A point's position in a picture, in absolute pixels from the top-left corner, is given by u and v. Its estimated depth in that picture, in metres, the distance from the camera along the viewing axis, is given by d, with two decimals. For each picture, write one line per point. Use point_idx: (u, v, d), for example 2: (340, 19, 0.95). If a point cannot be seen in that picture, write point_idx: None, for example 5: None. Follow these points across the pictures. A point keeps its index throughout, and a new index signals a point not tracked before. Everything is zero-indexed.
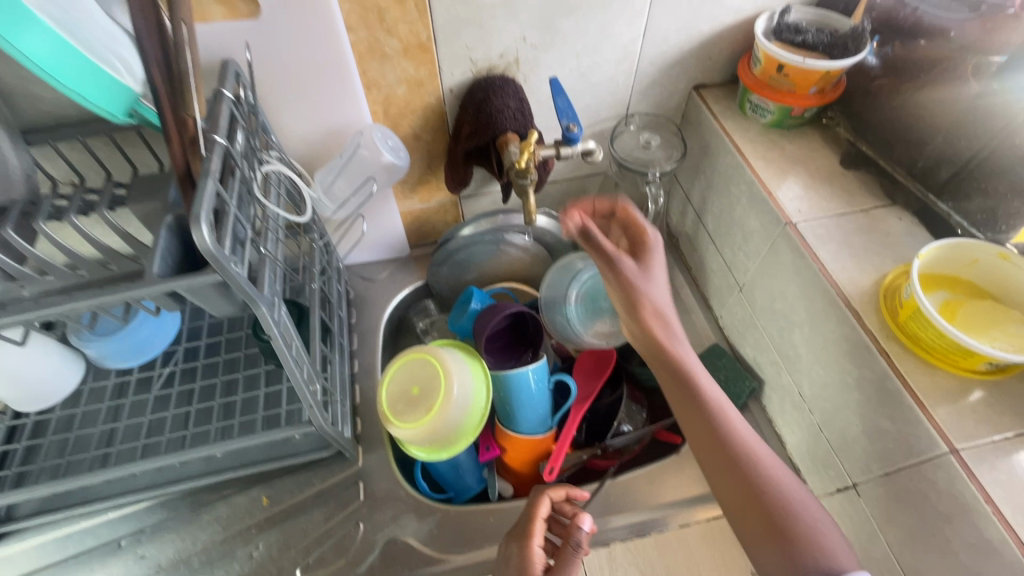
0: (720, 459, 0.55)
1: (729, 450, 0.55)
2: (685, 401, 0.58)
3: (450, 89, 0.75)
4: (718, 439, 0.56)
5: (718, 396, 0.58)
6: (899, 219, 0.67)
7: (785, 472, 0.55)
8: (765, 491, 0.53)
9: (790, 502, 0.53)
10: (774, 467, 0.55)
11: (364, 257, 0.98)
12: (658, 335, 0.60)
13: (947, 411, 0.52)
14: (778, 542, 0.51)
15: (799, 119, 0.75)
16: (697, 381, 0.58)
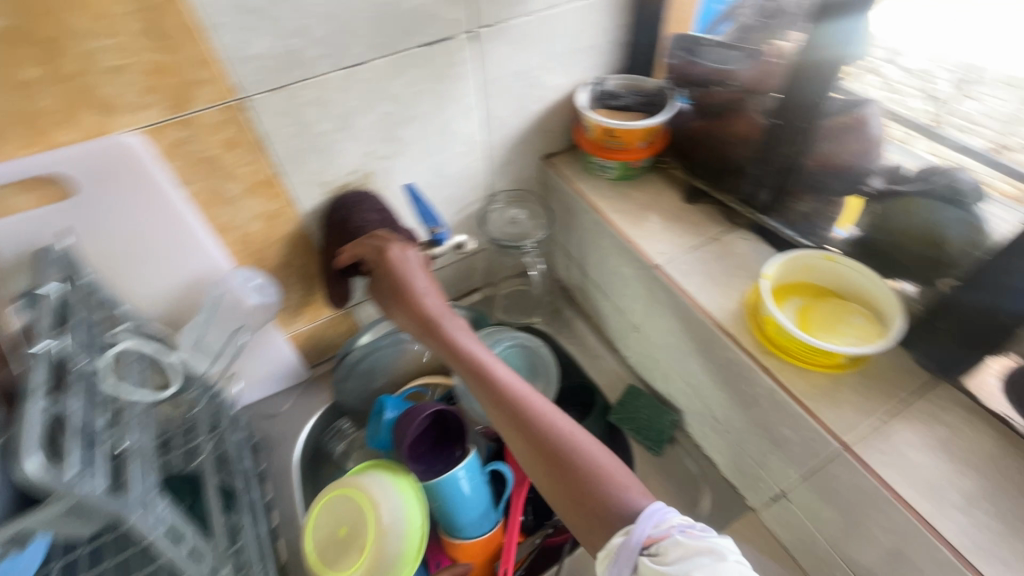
0: (546, 465, 0.58)
1: (561, 463, 0.57)
2: (511, 425, 0.61)
3: (308, 213, 0.74)
4: (544, 446, 0.58)
5: (542, 409, 0.61)
6: (744, 239, 0.74)
7: (617, 466, 0.55)
8: (590, 485, 0.54)
9: (618, 489, 0.53)
10: (602, 458, 0.56)
11: (261, 393, 0.90)
12: (490, 375, 0.65)
13: (829, 410, 0.57)
14: (576, 493, 0.55)
15: (639, 168, 0.82)
16: (524, 405, 0.62)
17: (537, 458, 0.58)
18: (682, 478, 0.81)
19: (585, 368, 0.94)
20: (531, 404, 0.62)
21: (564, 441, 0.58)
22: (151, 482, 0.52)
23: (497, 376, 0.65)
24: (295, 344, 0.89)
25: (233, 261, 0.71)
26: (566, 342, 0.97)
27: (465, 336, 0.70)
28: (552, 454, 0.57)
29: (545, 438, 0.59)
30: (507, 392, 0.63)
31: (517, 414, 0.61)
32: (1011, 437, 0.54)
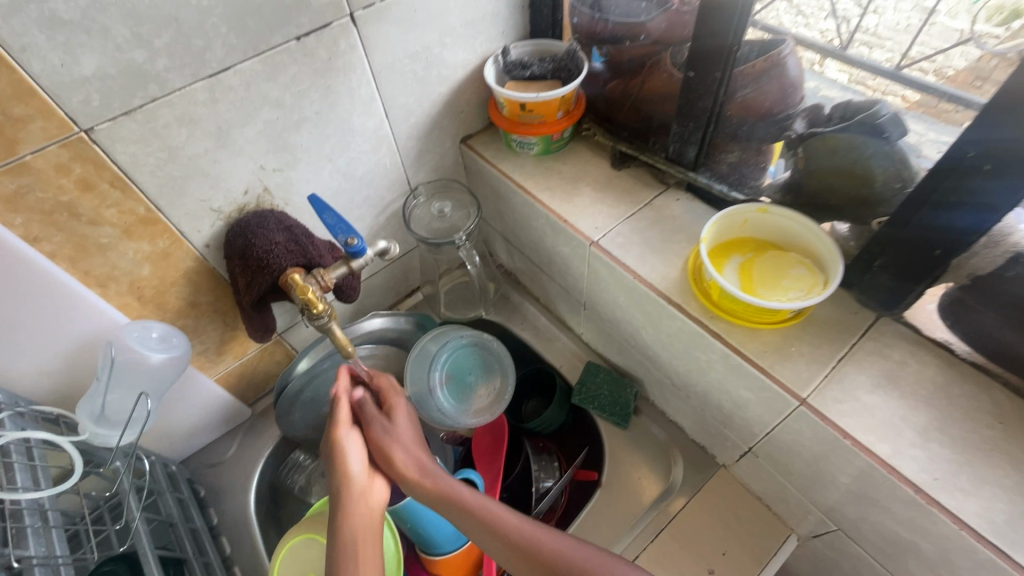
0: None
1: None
2: (504, 551, 0.53)
3: (205, 244, 0.65)
4: (540, 561, 0.51)
5: (518, 520, 0.54)
6: (678, 199, 0.71)
7: (614, 564, 0.51)
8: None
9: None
10: (597, 565, 0.50)
11: (197, 444, 0.82)
12: (449, 492, 0.57)
13: (783, 366, 0.56)
14: None
15: (561, 140, 0.77)
16: (498, 525, 0.54)
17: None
18: (652, 447, 0.80)
19: (542, 352, 0.91)
20: (510, 520, 0.54)
21: (552, 553, 0.51)
22: None
23: (459, 492, 0.57)
24: (226, 384, 0.81)
25: (126, 315, 0.63)
26: (518, 329, 0.94)
27: (406, 448, 0.60)
28: (551, 566, 0.51)
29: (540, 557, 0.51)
30: (481, 511, 0.55)
31: (501, 531, 0.53)
32: (955, 361, 0.55)
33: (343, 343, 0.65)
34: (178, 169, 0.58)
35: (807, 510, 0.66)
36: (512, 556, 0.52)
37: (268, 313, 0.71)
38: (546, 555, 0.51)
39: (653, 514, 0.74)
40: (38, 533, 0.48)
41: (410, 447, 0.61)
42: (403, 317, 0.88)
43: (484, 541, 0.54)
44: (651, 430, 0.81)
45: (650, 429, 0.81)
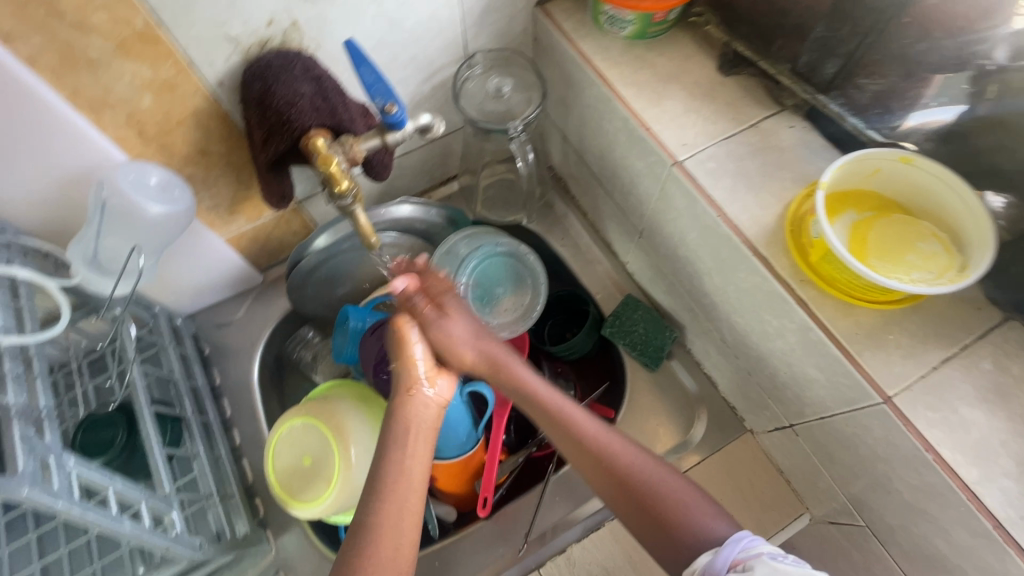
0: (621, 495, 0.52)
1: (633, 492, 0.51)
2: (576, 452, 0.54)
3: (219, 82, 0.54)
4: (617, 477, 0.52)
5: (595, 427, 0.54)
6: (791, 126, 0.57)
7: (684, 488, 0.51)
8: (673, 513, 0.49)
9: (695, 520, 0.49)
10: (672, 485, 0.51)
11: (204, 302, 0.78)
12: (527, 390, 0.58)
13: (874, 355, 0.47)
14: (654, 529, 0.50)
15: (664, 24, 0.61)
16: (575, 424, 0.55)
17: (605, 486, 0.53)
18: (678, 397, 0.75)
19: (579, 274, 0.83)
20: (588, 426, 0.54)
21: (626, 463, 0.52)
22: (46, 445, 0.42)
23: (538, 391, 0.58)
24: (237, 246, 0.75)
25: (124, 151, 0.54)
26: (557, 244, 0.84)
27: (492, 342, 0.61)
28: (621, 478, 0.52)
29: (608, 468, 0.52)
30: (560, 416, 0.56)
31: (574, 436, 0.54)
32: None
33: (368, 233, 0.60)
34: None
35: (833, 498, 0.61)
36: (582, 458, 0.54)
37: (285, 178, 0.62)
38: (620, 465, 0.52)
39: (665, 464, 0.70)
40: (19, 381, 0.45)
41: (488, 343, 0.60)
42: (434, 208, 0.78)
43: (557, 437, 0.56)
44: (680, 379, 0.75)
45: (679, 378, 0.75)
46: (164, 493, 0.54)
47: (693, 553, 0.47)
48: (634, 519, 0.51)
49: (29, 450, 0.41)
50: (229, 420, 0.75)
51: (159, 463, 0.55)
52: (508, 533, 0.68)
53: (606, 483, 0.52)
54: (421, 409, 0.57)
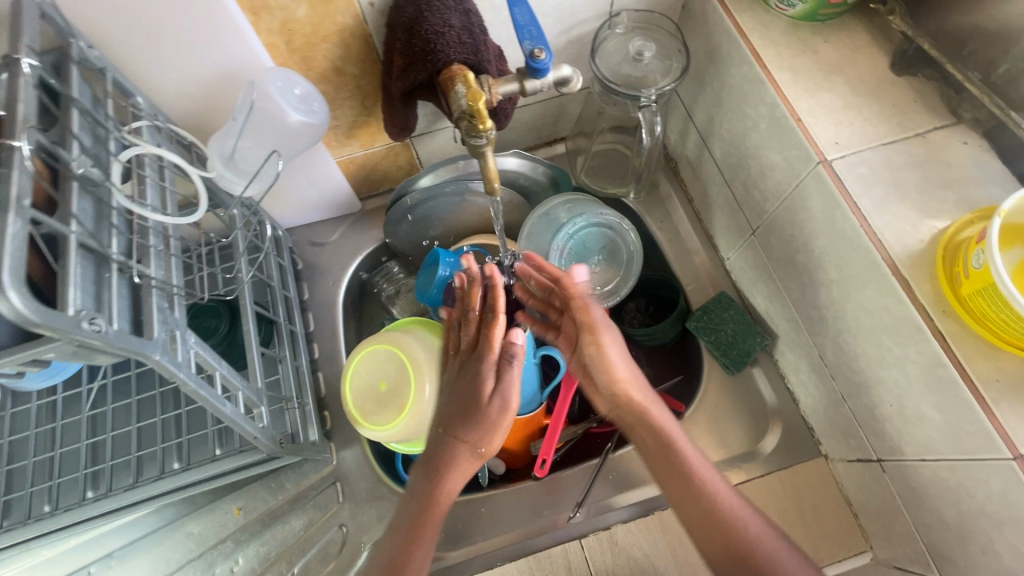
0: (707, 531, 0.52)
1: (727, 529, 0.51)
2: (676, 480, 0.55)
3: (370, 2, 0.54)
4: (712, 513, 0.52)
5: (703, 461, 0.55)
6: (963, 143, 0.51)
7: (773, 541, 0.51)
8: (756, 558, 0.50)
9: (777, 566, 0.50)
10: (757, 528, 0.51)
11: (305, 218, 0.82)
12: (643, 416, 0.58)
13: (1013, 407, 0.43)
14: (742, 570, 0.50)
15: (838, 8, 0.55)
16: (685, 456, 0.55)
17: (693, 516, 0.53)
18: (753, 405, 0.72)
19: (672, 261, 0.80)
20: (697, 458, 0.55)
21: (728, 502, 0.53)
22: (175, 319, 0.46)
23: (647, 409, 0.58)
24: (346, 171, 0.77)
25: (272, 58, 0.56)
26: (655, 226, 0.81)
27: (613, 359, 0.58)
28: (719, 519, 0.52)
29: (706, 505, 0.53)
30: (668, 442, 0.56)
31: (676, 465, 0.55)
32: None
33: (492, 179, 0.56)
34: None
35: (909, 543, 0.57)
36: (683, 489, 0.54)
37: (411, 111, 0.62)
38: (719, 502, 0.53)
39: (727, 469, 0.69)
40: (159, 255, 0.47)
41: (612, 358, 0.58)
42: (541, 166, 0.76)
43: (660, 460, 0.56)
44: (759, 388, 0.72)
45: (758, 387, 0.72)
46: (257, 388, 0.57)
47: None
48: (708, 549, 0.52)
49: (163, 320, 0.44)
50: (311, 335, 0.79)
51: (255, 359, 0.59)
52: (554, 500, 0.69)
53: (697, 514, 0.53)
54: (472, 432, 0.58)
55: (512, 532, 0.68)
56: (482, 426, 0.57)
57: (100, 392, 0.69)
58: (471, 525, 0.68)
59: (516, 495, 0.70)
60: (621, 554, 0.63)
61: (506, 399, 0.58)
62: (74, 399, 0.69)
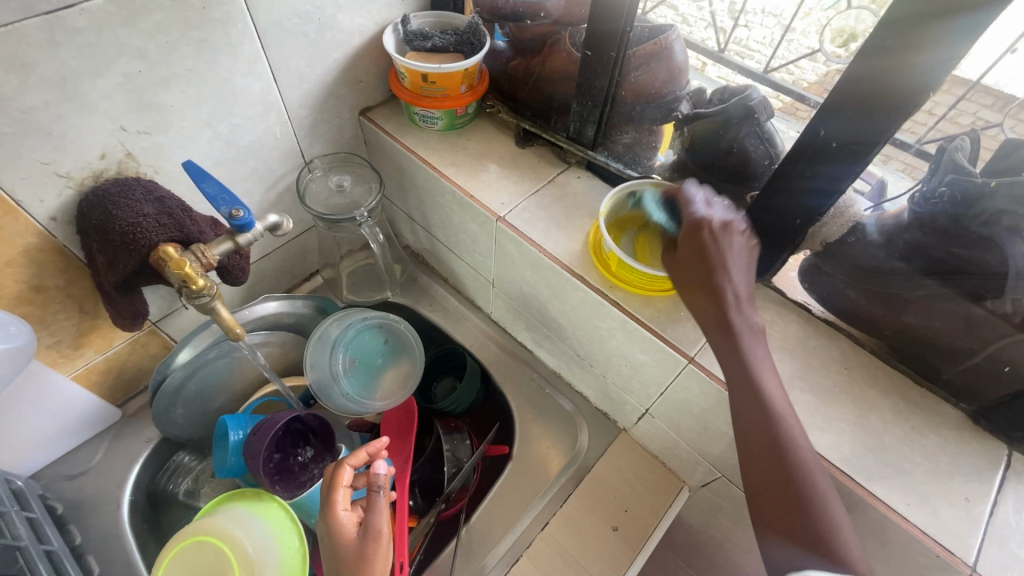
0: (772, 481, 0.50)
1: (789, 480, 0.49)
2: (761, 430, 0.51)
3: (52, 218, 0.56)
4: (789, 473, 0.49)
5: (809, 453, 0.50)
6: (579, 177, 0.74)
7: (841, 509, 0.49)
8: (804, 491, 0.49)
9: (826, 515, 0.48)
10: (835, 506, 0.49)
11: (50, 453, 0.71)
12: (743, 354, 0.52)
13: (673, 328, 0.61)
14: (794, 500, 0.49)
15: (466, 116, 0.76)
16: (775, 416, 0.51)
17: (749, 454, 0.51)
18: (560, 418, 0.83)
19: (451, 332, 0.90)
20: (804, 452, 0.50)
21: (813, 476, 0.49)
22: None
23: (774, 395, 0.51)
24: (87, 382, 0.71)
25: None
26: (426, 311, 0.91)
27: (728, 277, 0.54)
28: (791, 476, 0.49)
29: (776, 444, 0.50)
30: (788, 431, 0.50)
31: (767, 421, 0.50)
32: (811, 319, 0.63)
33: (232, 325, 0.61)
34: (8, 124, 0.48)
35: (697, 463, 0.72)
36: (757, 419, 0.51)
37: (136, 296, 0.62)
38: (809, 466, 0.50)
39: (564, 478, 0.77)
40: None
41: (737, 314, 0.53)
42: (300, 300, 0.82)
43: (734, 397, 0.53)
44: (557, 400, 0.84)
45: (556, 400, 0.84)
46: None
47: (818, 519, 0.47)
48: (750, 479, 0.51)
49: None
50: None
51: None
52: None
53: (750, 459, 0.51)
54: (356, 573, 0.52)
55: None
56: (347, 562, 0.53)
57: None
58: None
59: None
60: None
61: (376, 528, 0.55)
62: None
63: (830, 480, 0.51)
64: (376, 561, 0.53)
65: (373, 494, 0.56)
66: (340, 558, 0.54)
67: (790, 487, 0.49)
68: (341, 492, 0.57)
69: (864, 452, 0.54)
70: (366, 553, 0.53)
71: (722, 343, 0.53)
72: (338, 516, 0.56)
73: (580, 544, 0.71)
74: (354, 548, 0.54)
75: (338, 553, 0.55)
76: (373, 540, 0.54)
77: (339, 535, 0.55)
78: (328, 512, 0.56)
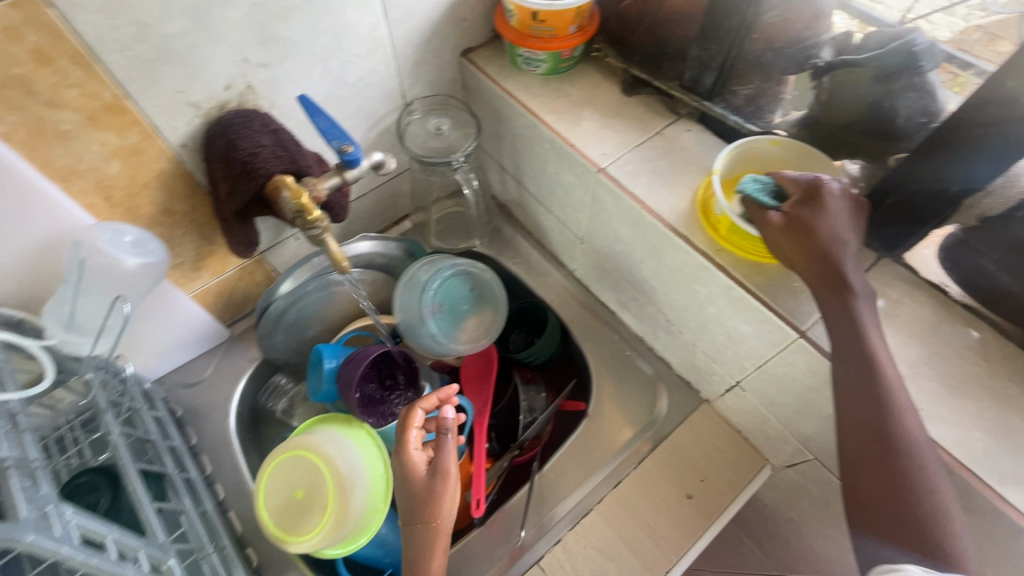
0: (876, 463, 0.47)
1: (891, 467, 0.46)
2: (868, 409, 0.47)
3: (182, 145, 0.59)
4: (897, 456, 0.46)
5: (920, 436, 0.47)
6: (689, 130, 0.69)
7: (954, 499, 0.46)
8: (916, 479, 0.46)
9: (935, 503, 0.45)
10: (946, 496, 0.46)
11: (172, 362, 0.79)
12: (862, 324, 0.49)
13: (784, 298, 0.56)
14: (901, 486, 0.46)
15: (571, 60, 0.72)
16: (887, 393, 0.47)
17: (851, 432, 0.48)
18: (639, 381, 0.81)
19: (533, 286, 0.89)
20: (914, 433, 0.47)
21: (925, 463, 0.46)
22: (43, 495, 0.44)
23: (886, 369, 0.48)
24: (204, 302, 0.77)
25: (93, 215, 0.57)
26: (509, 263, 0.91)
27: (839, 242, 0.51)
28: (899, 460, 0.46)
29: (881, 424, 0.47)
30: (899, 410, 0.47)
31: (880, 400, 0.47)
32: (947, 303, 0.56)
33: (339, 259, 0.63)
34: (150, 51, 0.51)
35: (786, 442, 0.68)
36: (866, 399, 0.47)
37: (251, 225, 0.66)
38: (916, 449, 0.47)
39: (641, 440, 0.76)
40: (10, 435, 0.46)
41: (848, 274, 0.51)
42: (392, 241, 0.84)
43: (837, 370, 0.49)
44: (637, 363, 0.82)
45: (637, 363, 0.82)
46: (159, 542, 0.54)
47: (924, 506, 0.45)
48: (848, 465, 0.49)
49: (29, 500, 0.42)
50: (210, 476, 0.74)
51: (149, 517, 0.55)
52: (502, 534, 0.72)
53: (852, 438, 0.49)
54: (430, 506, 0.58)
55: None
56: (420, 496, 0.58)
57: None
58: None
59: (464, 544, 0.71)
60: (578, 559, 0.68)
61: (443, 467, 0.58)
62: None
63: (940, 464, 0.47)
64: (441, 493, 0.58)
65: (441, 437, 0.59)
66: (413, 491, 0.59)
67: (899, 471, 0.46)
68: (412, 434, 0.60)
69: (997, 453, 0.48)
70: (438, 489, 0.58)
71: (833, 309, 0.50)
72: (410, 456, 0.60)
73: (652, 507, 0.71)
74: (425, 485, 0.58)
75: (412, 489, 0.59)
76: (440, 477, 0.58)
77: (411, 472, 0.59)
78: (400, 451, 0.59)
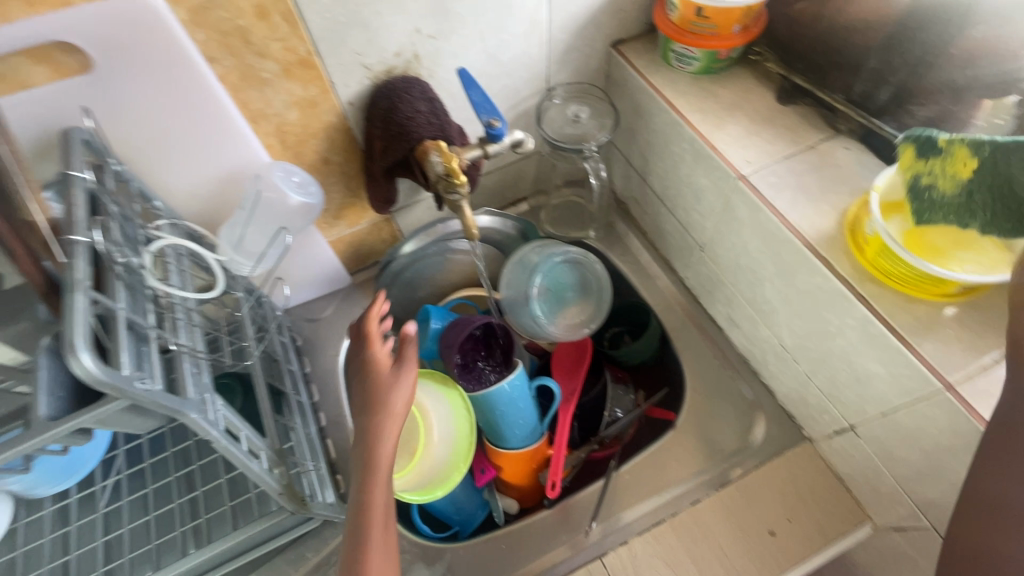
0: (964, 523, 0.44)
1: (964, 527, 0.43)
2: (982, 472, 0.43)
3: (349, 102, 0.65)
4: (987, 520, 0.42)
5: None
6: (846, 148, 0.64)
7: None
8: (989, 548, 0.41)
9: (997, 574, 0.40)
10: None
11: (302, 297, 0.89)
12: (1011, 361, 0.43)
13: (933, 345, 0.51)
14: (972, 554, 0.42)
15: (727, 61, 0.70)
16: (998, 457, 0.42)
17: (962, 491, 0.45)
18: (737, 404, 0.77)
19: (639, 286, 0.88)
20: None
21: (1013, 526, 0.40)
22: (204, 383, 0.51)
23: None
24: (336, 249, 0.85)
25: (269, 155, 0.65)
26: (618, 259, 0.90)
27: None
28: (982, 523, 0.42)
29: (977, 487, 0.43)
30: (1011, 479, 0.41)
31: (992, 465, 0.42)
32: None
33: (471, 227, 0.66)
34: (344, 15, 0.57)
35: (898, 502, 0.62)
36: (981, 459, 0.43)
37: (393, 185, 0.72)
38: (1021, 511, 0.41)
39: (715, 471, 0.72)
40: (186, 328, 0.55)
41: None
42: (510, 220, 0.87)
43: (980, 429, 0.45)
44: (739, 386, 0.78)
45: (738, 384, 0.78)
46: (276, 448, 0.62)
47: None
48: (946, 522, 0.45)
49: (194, 384, 0.50)
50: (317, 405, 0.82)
51: (272, 425, 0.63)
52: (569, 523, 0.72)
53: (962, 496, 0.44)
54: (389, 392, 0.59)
55: (529, 565, 0.70)
56: (381, 387, 0.59)
57: (115, 488, 0.71)
58: (495, 562, 0.70)
59: (532, 524, 0.73)
60: (642, 566, 0.66)
61: (404, 354, 0.60)
62: (88, 499, 0.70)
63: None
64: (401, 381, 0.59)
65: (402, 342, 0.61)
66: (369, 380, 0.60)
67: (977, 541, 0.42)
68: (377, 336, 0.63)
69: None
70: (399, 376, 0.60)
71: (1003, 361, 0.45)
72: (374, 351, 0.62)
73: (731, 534, 0.67)
74: (386, 382, 0.59)
75: (371, 380, 0.60)
76: (399, 365, 0.60)
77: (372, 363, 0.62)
78: (365, 347, 0.62)
